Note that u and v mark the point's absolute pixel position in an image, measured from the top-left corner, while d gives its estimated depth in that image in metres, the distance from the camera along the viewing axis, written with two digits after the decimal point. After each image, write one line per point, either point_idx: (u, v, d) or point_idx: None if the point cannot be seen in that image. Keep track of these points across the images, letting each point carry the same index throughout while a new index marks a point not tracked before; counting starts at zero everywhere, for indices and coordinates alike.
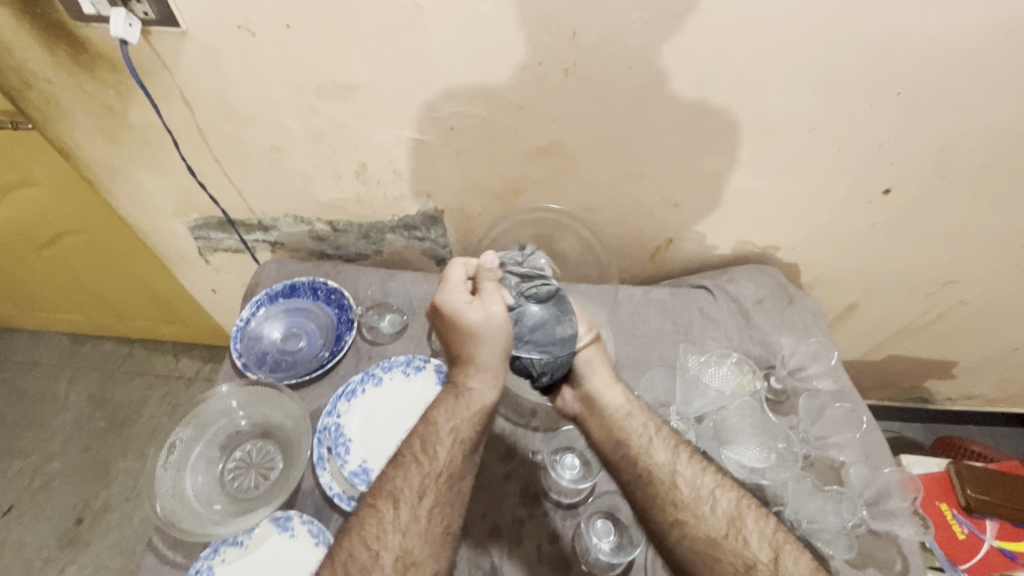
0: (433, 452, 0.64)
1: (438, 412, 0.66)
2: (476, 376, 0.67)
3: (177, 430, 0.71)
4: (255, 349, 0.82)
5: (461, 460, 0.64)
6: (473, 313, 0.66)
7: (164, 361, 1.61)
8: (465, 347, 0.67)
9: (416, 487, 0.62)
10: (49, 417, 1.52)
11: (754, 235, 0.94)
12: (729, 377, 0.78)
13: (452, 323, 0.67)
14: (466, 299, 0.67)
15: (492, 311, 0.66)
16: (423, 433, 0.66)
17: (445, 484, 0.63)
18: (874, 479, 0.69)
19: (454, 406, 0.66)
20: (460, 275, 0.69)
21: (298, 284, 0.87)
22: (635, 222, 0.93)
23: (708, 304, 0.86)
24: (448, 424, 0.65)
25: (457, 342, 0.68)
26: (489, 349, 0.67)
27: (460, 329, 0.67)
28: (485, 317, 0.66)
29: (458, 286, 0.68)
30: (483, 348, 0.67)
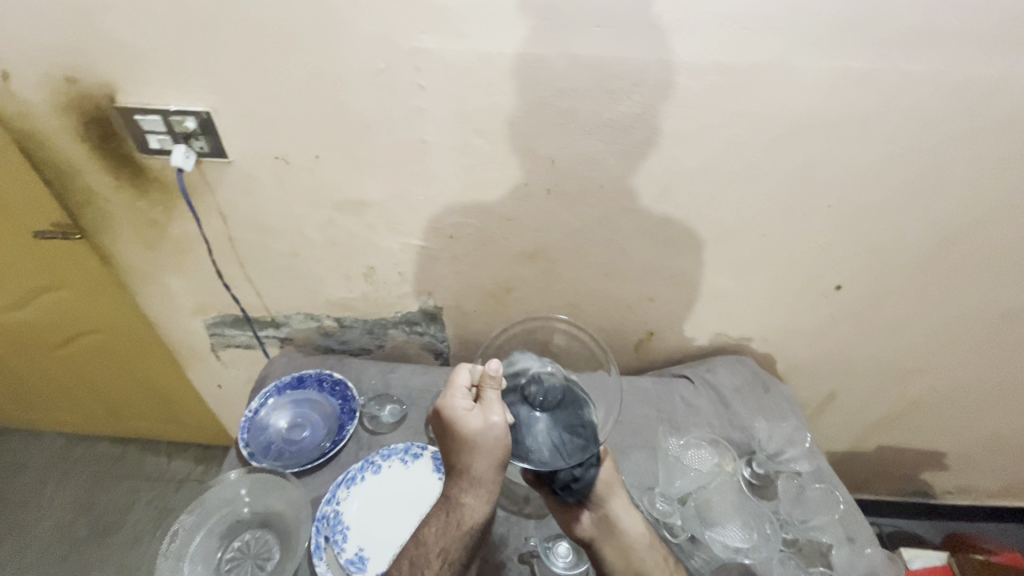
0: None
1: (428, 530, 0.67)
2: (470, 492, 0.66)
3: (181, 518, 0.74)
4: (260, 438, 0.86)
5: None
6: (473, 422, 0.64)
7: (156, 462, 1.60)
8: (462, 459, 0.65)
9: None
10: (30, 524, 1.47)
11: (726, 327, 1.03)
12: (709, 459, 0.81)
13: (449, 432, 0.65)
14: (467, 407, 0.65)
15: (492, 421, 0.63)
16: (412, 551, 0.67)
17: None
18: (859, 563, 0.72)
19: (445, 524, 0.66)
20: (464, 380, 0.68)
21: (306, 375, 0.93)
22: (617, 317, 1.02)
23: (688, 392, 0.93)
24: (437, 543, 0.65)
25: (453, 450, 0.66)
26: (485, 462, 0.64)
27: (459, 439, 0.64)
28: (484, 426, 0.63)
29: (460, 392, 0.67)
30: (480, 459, 0.64)
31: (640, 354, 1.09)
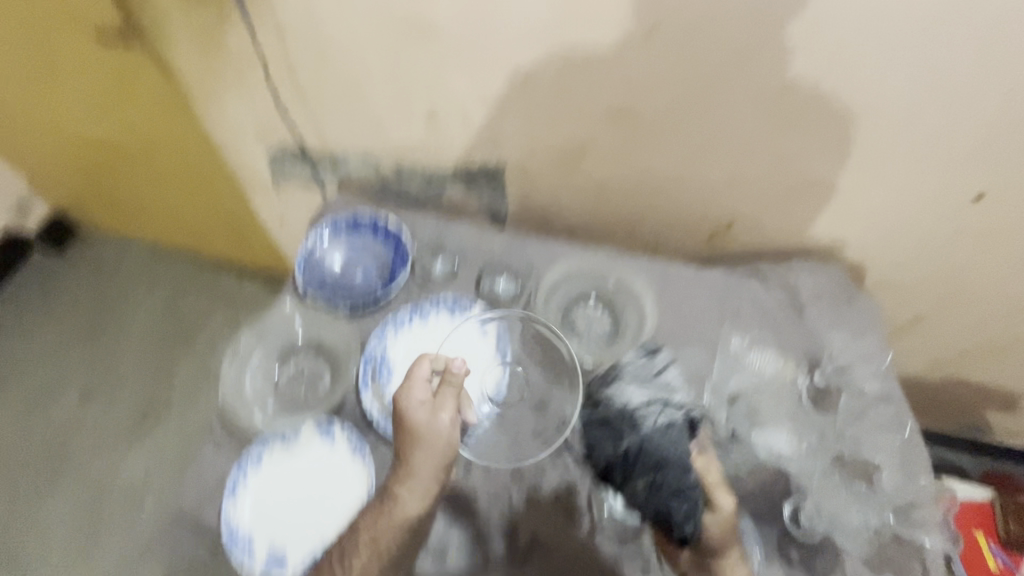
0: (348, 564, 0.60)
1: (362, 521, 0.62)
2: (405, 490, 0.61)
3: (244, 335, 0.80)
4: (316, 273, 0.86)
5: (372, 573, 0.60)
6: (422, 416, 0.62)
7: (229, 282, 1.72)
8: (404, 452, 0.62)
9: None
10: (127, 318, 1.66)
11: (822, 227, 0.90)
12: (771, 362, 0.78)
13: (402, 428, 0.63)
14: (431, 407, 0.63)
15: (440, 420, 0.62)
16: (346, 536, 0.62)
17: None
18: (907, 487, 0.70)
19: (377, 518, 0.61)
20: (425, 371, 0.65)
21: (361, 219, 0.90)
22: (697, 199, 0.91)
23: (758, 291, 0.84)
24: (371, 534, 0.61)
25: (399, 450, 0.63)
26: (424, 458, 0.62)
27: (406, 434, 0.62)
28: (433, 422, 0.62)
29: (418, 383, 0.64)
30: (419, 453, 0.61)
31: (712, 245, 0.99)
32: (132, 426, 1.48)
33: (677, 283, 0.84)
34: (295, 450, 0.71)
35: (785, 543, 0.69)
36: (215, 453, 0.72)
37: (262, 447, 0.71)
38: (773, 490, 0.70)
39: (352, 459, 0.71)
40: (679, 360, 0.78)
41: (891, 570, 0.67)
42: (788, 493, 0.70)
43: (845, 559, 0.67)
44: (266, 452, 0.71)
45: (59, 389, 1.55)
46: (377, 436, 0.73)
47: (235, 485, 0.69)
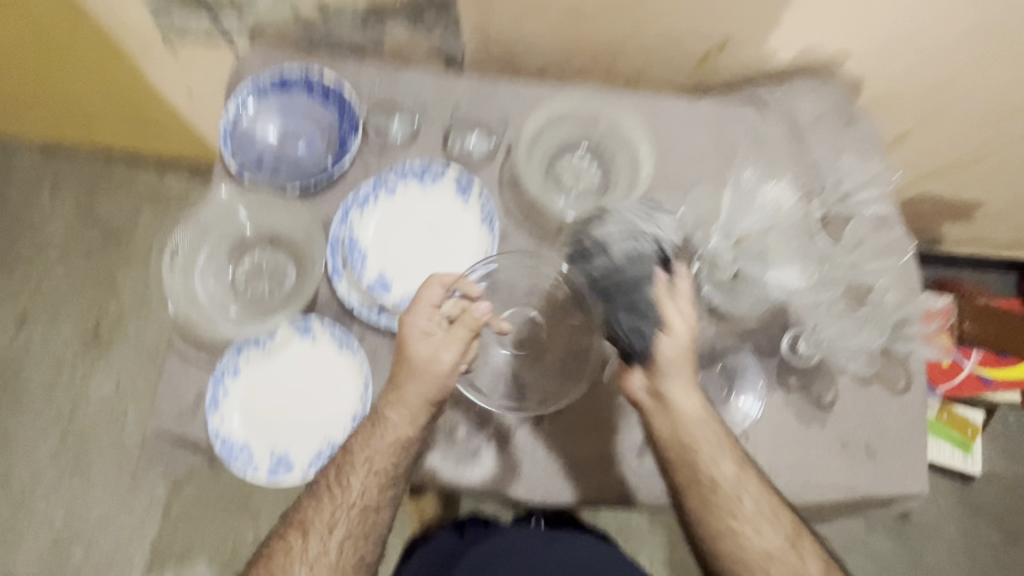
0: (367, 475, 0.59)
1: (356, 438, 0.59)
2: (396, 408, 0.58)
3: (177, 234, 0.66)
4: (249, 151, 0.71)
5: (383, 467, 0.59)
6: (422, 348, 0.58)
7: (147, 177, 1.49)
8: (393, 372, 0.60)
9: (370, 473, 0.59)
10: (38, 230, 1.45)
11: (825, 39, 0.81)
12: (783, 195, 0.71)
13: (403, 355, 0.59)
14: (428, 331, 0.58)
15: (440, 359, 0.58)
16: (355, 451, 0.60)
17: (359, 517, 0.59)
18: (904, 306, 0.71)
19: (370, 434, 0.59)
20: (434, 296, 0.59)
21: (289, 75, 0.73)
22: (691, 14, 0.79)
23: (760, 120, 0.79)
24: (384, 442, 0.59)
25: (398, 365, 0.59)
26: (422, 387, 0.58)
27: (403, 359, 0.59)
28: (430, 361, 0.58)
29: (425, 310, 0.59)
30: (422, 379, 0.58)
31: (702, 72, 0.89)
32: (85, 345, 1.37)
33: (672, 118, 0.77)
34: (275, 352, 0.66)
35: (785, 371, 0.70)
36: (183, 367, 0.65)
37: (236, 352, 0.65)
38: (772, 326, 0.71)
39: (338, 352, 0.66)
40: (689, 202, 0.71)
41: (879, 383, 0.70)
42: (788, 326, 0.71)
43: (841, 379, 0.70)
44: (241, 357, 0.65)
45: None
46: (362, 326, 0.67)
47: (215, 399, 0.63)
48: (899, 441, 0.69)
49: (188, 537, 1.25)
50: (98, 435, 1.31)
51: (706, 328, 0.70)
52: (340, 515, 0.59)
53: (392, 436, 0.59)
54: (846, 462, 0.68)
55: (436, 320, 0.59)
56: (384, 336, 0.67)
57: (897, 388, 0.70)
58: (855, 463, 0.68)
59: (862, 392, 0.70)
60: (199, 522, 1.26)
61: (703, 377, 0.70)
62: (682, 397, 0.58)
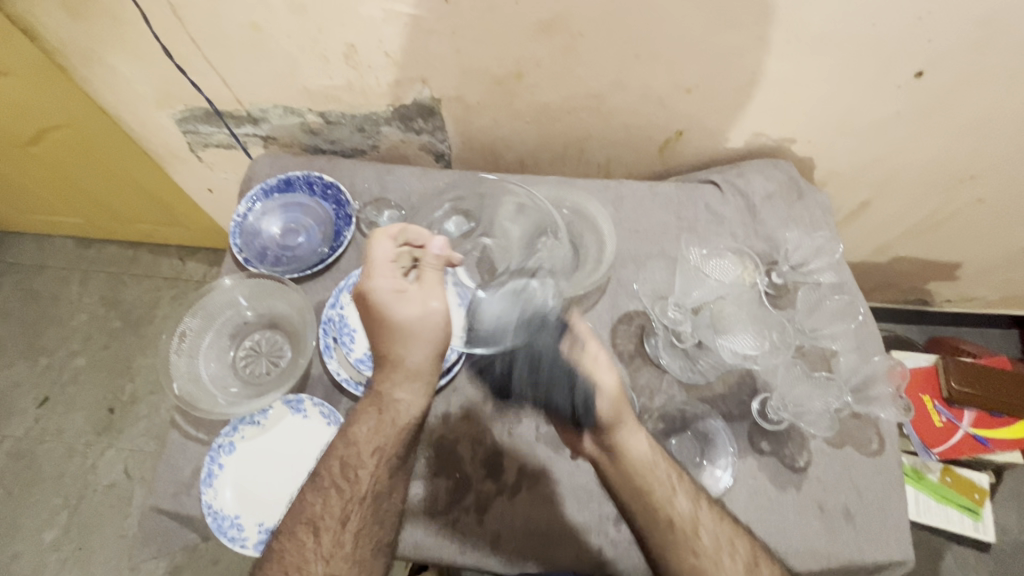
0: (355, 478, 0.63)
1: (360, 428, 0.64)
2: (401, 387, 0.64)
3: (186, 320, 0.73)
4: (254, 244, 0.80)
5: (389, 452, 0.64)
6: (405, 308, 0.61)
7: (170, 264, 1.61)
8: (382, 347, 0.63)
9: (374, 459, 0.63)
10: (66, 316, 1.55)
11: (769, 126, 0.91)
12: (730, 269, 0.77)
13: (383, 319, 0.62)
14: (399, 288, 0.62)
15: (430, 308, 0.62)
16: (344, 450, 0.64)
17: (365, 508, 0.63)
18: (863, 368, 0.74)
19: (377, 422, 0.64)
20: (386, 253, 0.63)
21: (293, 178, 0.84)
22: (645, 112, 0.89)
23: (715, 199, 0.86)
24: (372, 442, 0.63)
25: (381, 339, 0.63)
26: (410, 351, 0.63)
27: (388, 326, 0.62)
28: (423, 313, 0.62)
29: (386, 269, 0.62)
30: (412, 345, 0.63)
31: (664, 157, 0.99)
32: (99, 426, 1.43)
33: (633, 201, 0.86)
34: (268, 427, 0.70)
35: (756, 435, 0.72)
36: (183, 444, 0.70)
37: (233, 429, 0.69)
38: (739, 390, 0.74)
39: (326, 427, 0.70)
40: (643, 280, 0.80)
41: (850, 445, 0.72)
42: (756, 391, 0.75)
43: (811, 441, 0.72)
44: (237, 433, 0.69)
45: (8, 401, 1.46)
46: (350, 400, 0.72)
47: (210, 475, 0.67)
48: (877, 504, 0.69)
49: None
50: (103, 518, 1.34)
51: (674, 394, 0.74)
52: (330, 509, 0.62)
53: (400, 420, 0.64)
54: (824, 527, 0.68)
55: (400, 278, 0.63)
56: None
57: (869, 450, 0.72)
58: (834, 528, 0.68)
59: (833, 454, 0.72)
60: None
61: (676, 443, 0.73)
62: (633, 444, 0.64)
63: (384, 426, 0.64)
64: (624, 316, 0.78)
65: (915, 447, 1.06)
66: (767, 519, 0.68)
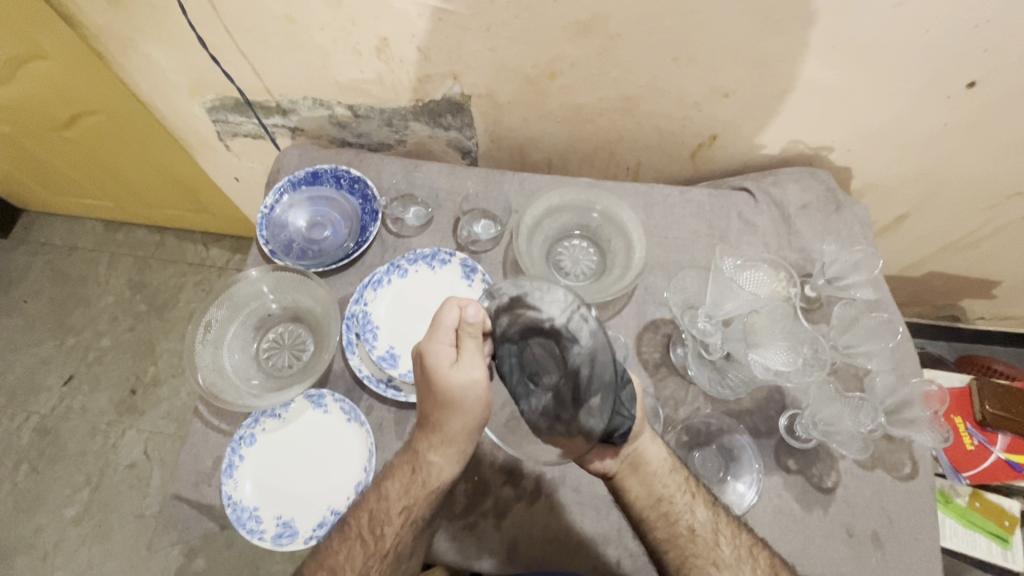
0: (380, 534, 0.63)
1: (392, 484, 0.63)
2: (437, 451, 0.61)
3: (212, 309, 0.72)
4: (280, 236, 0.80)
5: (418, 512, 0.63)
6: (456, 378, 0.57)
7: (194, 250, 1.63)
8: (433, 412, 0.60)
9: (400, 518, 0.62)
10: (93, 297, 1.58)
11: (807, 135, 0.88)
12: (763, 282, 0.74)
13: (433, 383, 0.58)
14: (453, 360, 0.58)
15: (474, 377, 0.57)
16: (373, 507, 0.63)
17: (386, 562, 0.63)
18: (899, 389, 0.71)
19: (409, 482, 0.62)
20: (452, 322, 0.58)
21: (321, 171, 0.84)
22: (679, 116, 0.87)
23: (748, 207, 0.84)
24: (399, 501, 0.62)
25: (430, 405, 0.60)
26: (455, 424, 0.59)
27: (439, 396, 0.58)
28: (469, 383, 0.57)
29: (446, 336, 0.58)
30: (456, 417, 0.59)
31: (695, 162, 0.97)
32: (122, 406, 1.45)
33: (662, 207, 0.84)
34: (289, 421, 0.71)
35: (783, 453, 0.70)
36: (205, 433, 0.70)
37: (254, 421, 0.70)
38: (767, 406, 0.73)
39: (347, 423, 0.70)
40: (675, 288, 0.78)
41: (882, 468, 0.70)
42: (784, 407, 0.73)
43: (841, 462, 0.70)
44: (258, 425, 0.70)
45: (34, 378, 1.49)
46: (371, 397, 0.72)
47: (230, 466, 0.67)
48: (907, 531, 0.67)
49: None
50: (124, 496, 1.36)
51: (700, 407, 0.73)
52: (351, 561, 0.62)
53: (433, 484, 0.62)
54: (851, 551, 0.66)
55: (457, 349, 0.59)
56: (390, 408, 0.71)
57: (902, 474, 0.69)
58: (861, 553, 0.66)
59: (862, 477, 0.69)
60: None
61: (700, 456, 0.72)
62: (648, 450, 0.63)
63: (414, 489, 0.62)
64: (650, 324, 0.77)
65: (944, 471, 1.03)
66: (790, 539, 0.67)
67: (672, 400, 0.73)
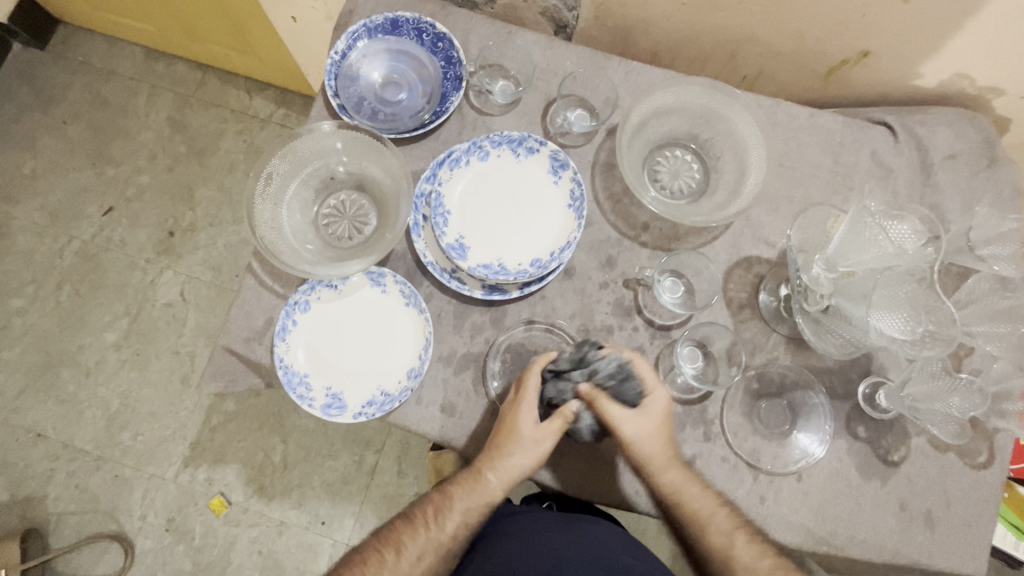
0: (440, 521, 0.65)
1: (456, 488, 0.66)
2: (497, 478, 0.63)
3: (274, 162, 0.66)
4: (351, 90, 0.71)
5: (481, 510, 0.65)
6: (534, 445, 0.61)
7: (238, 96, 1.53)
8: (485, 462, 0.63)
9: (462, 515, 0.65)
10: (132, 130, 1.51)
11: (979, 69, 0.73)
12: (907, 237, 0.64)
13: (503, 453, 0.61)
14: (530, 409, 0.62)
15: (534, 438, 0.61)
16: (436, 499, 0.67)
17: (442, 552, 0.64)
18: (1005, 378, 0.66)
19: (471, 489, 0.64)
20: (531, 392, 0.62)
21: (402, 20, 0.71)
22: (834, 20, 0.72)
23: (884, 146, 0.72)
24: (461, 503, 0.65)
25: (484, 462, 0.63)
26: (502, 483, 0.63)
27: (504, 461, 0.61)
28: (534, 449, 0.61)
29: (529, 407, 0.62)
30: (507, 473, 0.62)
31: (827, 82, 0.82)
32: (160, 246, 1.45)
33: (787, 128, 0.72)
34: (345, 294, 0.67)
35: (854, 419, 0.66)
36: (258, 292, 0.67)
37: (310, 288, 0.66)
38: (850, 368, 0.67)
39: (405, 307, 0.66)
40: (798, 227, 0.67)
41: (955, 452, 0.66)
42: (867, 373, 0.67)
43: (913, 438, 0.66)
44: (314, 293, 0.66)
45: (74, 203, 1.47)
46: (432, 285, 0.68)
47: (284, 329, 0.65)
48: (964, 518, 0.64)
49: (223, 442, 1.35)
50: (160, 333, 1.41)
51: (778, 356, 0.68)
52: (416, 543, 0.64)
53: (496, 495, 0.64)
54: (900, 525, 0.64)
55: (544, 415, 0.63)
56: (450, 299, 0.67)
57: (975, 462, 0.65)
58: (910, 529, 0.64)
59: (932, 458, 0.65)
60: (236, 432, 1.35)
61: (766, 407, 0.68)
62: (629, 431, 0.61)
63: (473, 497, 0.64)
64: (744, 260, 0.69)
65: None
66: (842, 503, 0.64)
67: (750, 344, 0.68)
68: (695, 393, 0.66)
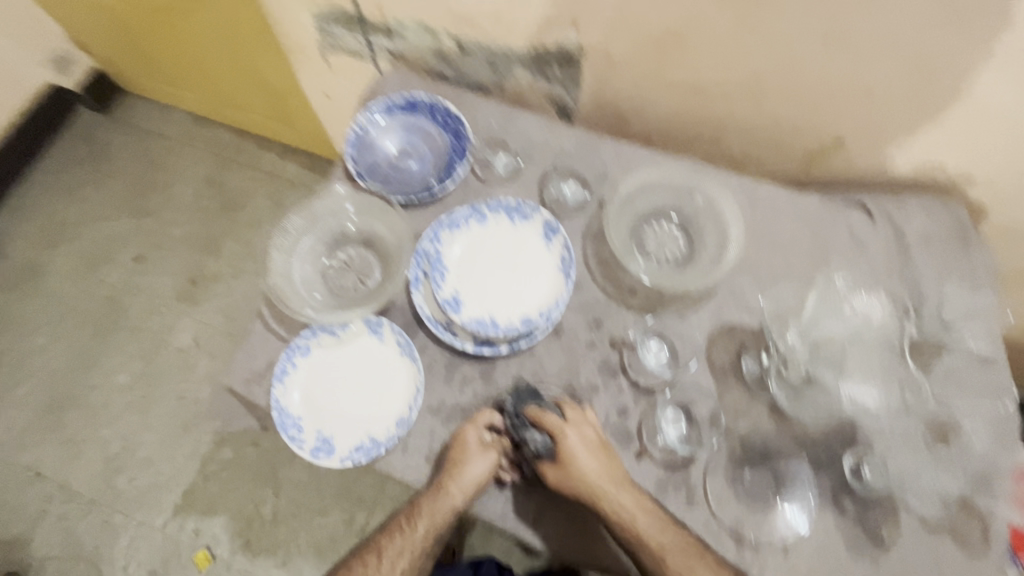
0: (411, 528, 0.68)
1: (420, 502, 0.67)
2: (451, 496, 0.64)
3: (291, 219, 0.74)
4: (367, 158, 0.79)
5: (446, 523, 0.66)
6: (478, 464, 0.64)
7: (270, 159, 1.66)
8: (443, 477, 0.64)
9: (430, 531, 0.67)
10: (172, 186, 1.64)
11: (948, 158, 0.79)
12: (878, 307, 0.72)
13: (456, 471, 0.64)
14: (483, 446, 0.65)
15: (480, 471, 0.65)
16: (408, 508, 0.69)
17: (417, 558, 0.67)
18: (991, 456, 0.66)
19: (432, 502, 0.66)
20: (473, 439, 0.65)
21: (417, 100, 0.80)
22: (809, 111, 0.79)
23: (861, 225, 0.76)
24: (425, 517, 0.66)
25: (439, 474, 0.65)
26: (455, 497, 0.64)
27: (454, 475, 0.64)
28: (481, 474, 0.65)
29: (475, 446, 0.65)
30: (458, 486, 0.64)
31: (808, 164, 0.89)
32: (181, 294, 1.53)
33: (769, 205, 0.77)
34: (344, 341, 0.71)
35: (841, 492, 0.65)
36: (264, 336, 0.71)
37: (312, 333, 0.70)
38: (834, 440, 0.67)
39: (399, 356, 0.70)
40: (770, 296, 0.73)
41: (947, 534, 0.64)
42: (852, 445, 0.67)
43: (902, 515, 0.64)
44: (315, 339, 0.70)
45: (108, 250, 1.58)
46: (426, 336, 0.71)
47: (283, 372, 0.68)
48: None
49: (215, 491, 1.34)
50: (170, 376, 1.45)
51: (762, 424, 0.68)
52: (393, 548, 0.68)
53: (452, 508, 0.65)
54: None
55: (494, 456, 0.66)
56: (443, 351, 0.70)
57: (969, 545, 0.63)
58: None
59: (924, 538, 0.64)
60: (229, 481, 1.34)
61: (751, 475, 0.67)
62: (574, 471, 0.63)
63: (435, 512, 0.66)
64: (727, 327, 0.72)
65: None
66: None
67: (734, 410, 0.69)
68: (678, 455, 0.67)
